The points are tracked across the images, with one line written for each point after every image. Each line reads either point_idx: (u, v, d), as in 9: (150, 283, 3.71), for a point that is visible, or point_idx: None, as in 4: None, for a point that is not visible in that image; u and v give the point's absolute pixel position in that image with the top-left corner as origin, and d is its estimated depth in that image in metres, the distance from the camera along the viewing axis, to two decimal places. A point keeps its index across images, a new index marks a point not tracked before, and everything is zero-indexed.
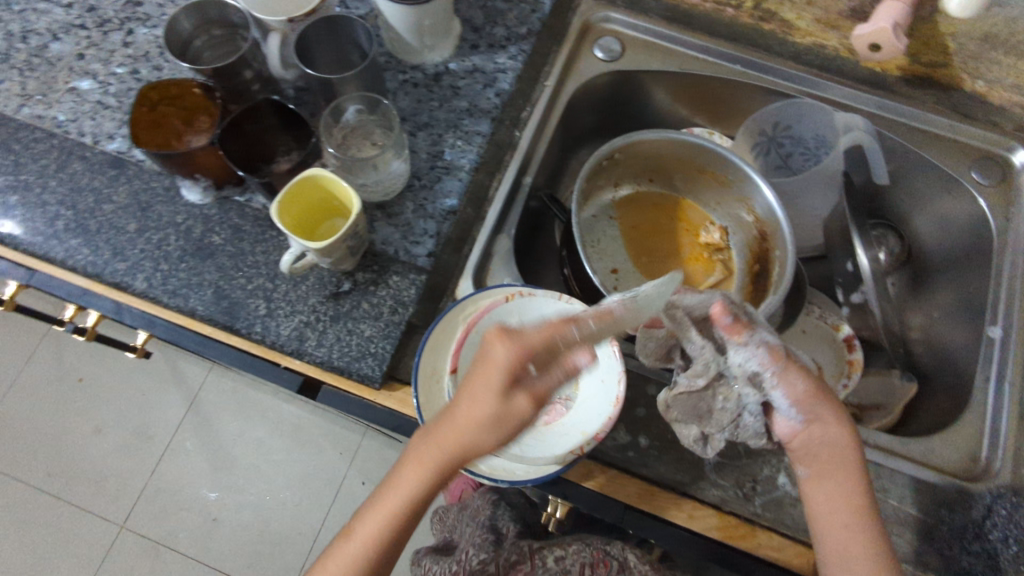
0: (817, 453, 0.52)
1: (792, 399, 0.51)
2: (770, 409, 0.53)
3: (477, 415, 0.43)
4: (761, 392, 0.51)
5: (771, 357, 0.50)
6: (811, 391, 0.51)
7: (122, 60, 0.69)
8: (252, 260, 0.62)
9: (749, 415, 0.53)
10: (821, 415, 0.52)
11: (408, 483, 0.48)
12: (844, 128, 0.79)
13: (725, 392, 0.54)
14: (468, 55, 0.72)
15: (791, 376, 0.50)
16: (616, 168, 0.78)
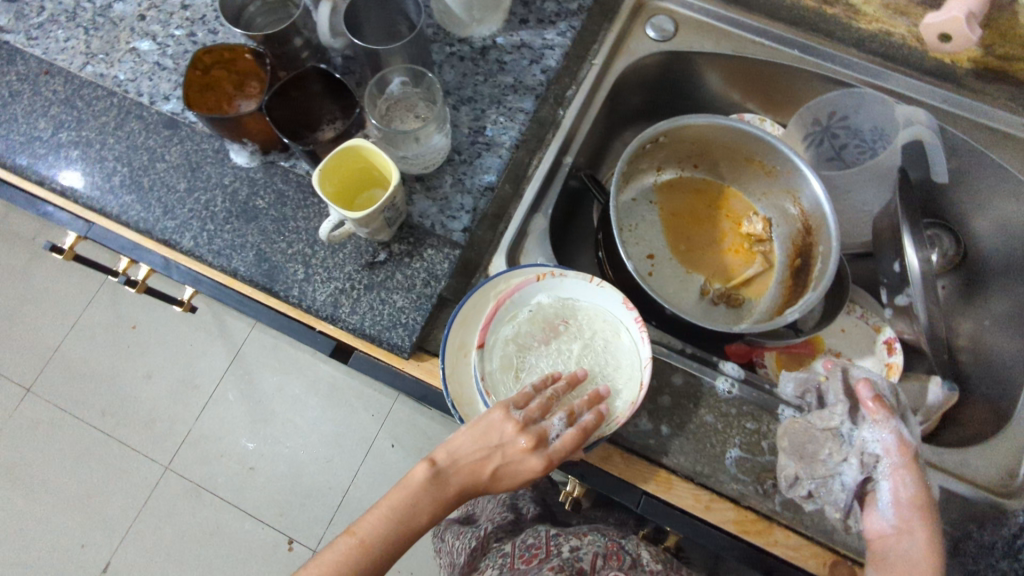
0: (894, 562, 0.53)
1: (894, 497, 0.54)
2: (867, 501, 0.56)
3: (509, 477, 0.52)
4: (867, 468, 0.56)
5: (900, 449, 0.55)
6: (919, 502, 0.54)
7: (180, 22, 0.71)
8: (294, 225, 0.63)
9: (840, 482, 0.56)
10: (914, 531, 0.53)
11: (412, 522, 0.50)
12: (905, 122, 0.76)
13: (833, 447, 0.57)
14: (516, 30, 0.71)
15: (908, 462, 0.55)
16: (660, 152, 0.77)
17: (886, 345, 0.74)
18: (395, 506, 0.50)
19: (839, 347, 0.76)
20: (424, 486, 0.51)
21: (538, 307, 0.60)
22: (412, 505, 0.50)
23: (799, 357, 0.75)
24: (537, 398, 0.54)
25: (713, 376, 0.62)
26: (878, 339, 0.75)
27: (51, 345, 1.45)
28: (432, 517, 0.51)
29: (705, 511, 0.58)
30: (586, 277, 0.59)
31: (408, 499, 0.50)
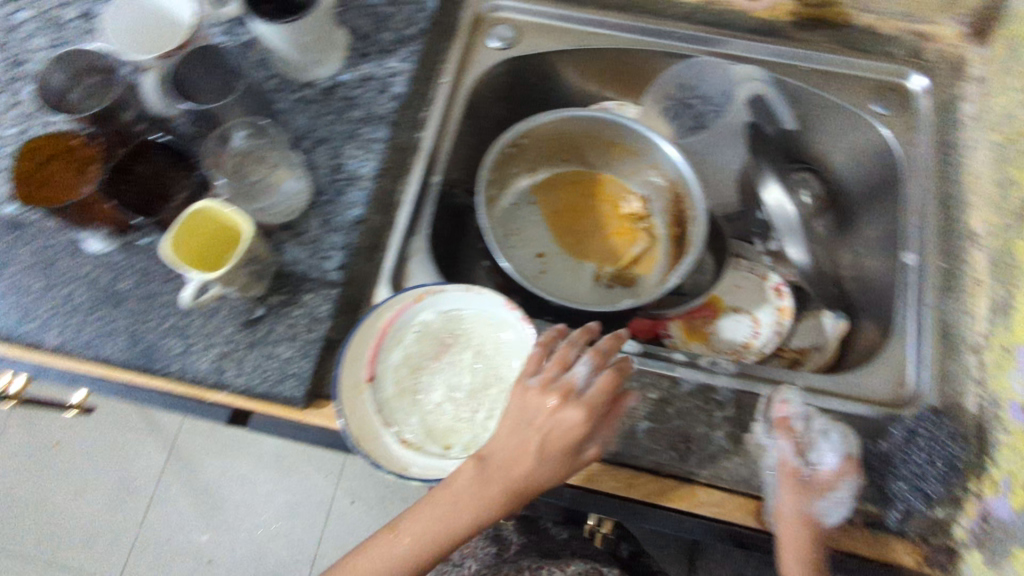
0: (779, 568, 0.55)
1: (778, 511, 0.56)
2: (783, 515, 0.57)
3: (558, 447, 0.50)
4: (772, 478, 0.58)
5: (786, 465, 0.56)
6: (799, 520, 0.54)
7: (10, 120, 0.69)
8: (164, 300, 0.62)
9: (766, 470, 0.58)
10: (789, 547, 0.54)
11: (423, 541, 0.51)
12: (742, 80, 0.79)
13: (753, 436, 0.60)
14: (358, 63, 0.72)
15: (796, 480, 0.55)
16: (527, 154, 0.78)
17: (777, 290, 0.79)
18: (411, 528, 0.52)
19: (740, 300, 0.79)
20: (428, 502, 0.52)
21: (424, 327, 0.60)
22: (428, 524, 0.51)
23: (705, 318, 0.78)
24: (548, 358, 0.54)
25: None
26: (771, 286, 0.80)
27: None
28: (478, 518, 0.50)
29: (629, 489, 0.60)
30: (463, 287, 0.60)
31: (450, 504, 0.50)
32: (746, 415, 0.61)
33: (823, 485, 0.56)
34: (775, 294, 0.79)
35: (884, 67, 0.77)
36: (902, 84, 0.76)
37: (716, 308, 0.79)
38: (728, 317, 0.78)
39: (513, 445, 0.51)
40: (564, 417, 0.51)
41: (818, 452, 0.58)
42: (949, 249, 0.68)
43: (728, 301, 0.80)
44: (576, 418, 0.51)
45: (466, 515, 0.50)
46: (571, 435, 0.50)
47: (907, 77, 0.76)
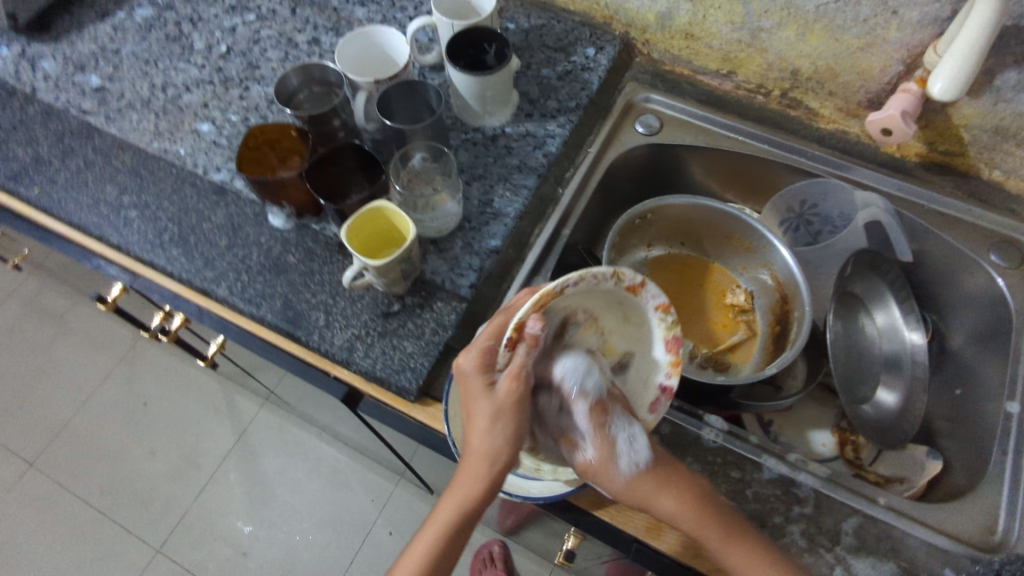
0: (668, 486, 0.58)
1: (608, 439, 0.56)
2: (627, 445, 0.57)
3: (478, 453, 0.54)
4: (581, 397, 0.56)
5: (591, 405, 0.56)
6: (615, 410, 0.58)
7: (237, 109, 0.83)
8: (319, 278, 0.71)
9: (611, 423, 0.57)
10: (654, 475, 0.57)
11: (451, 537, 0.56)
12: (863, 205, 0.84)
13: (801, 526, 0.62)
14: (522, 121, 0.83)
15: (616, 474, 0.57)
16: (650, 229, 0.86)
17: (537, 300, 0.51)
18: (440, 524, 0.56)
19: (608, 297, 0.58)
20: (447, 502, 0.56)
21: None
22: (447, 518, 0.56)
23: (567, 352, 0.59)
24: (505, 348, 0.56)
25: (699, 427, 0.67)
26: (529, 335, 0.53)
27: (64, 417, 1.53)
28: (473, 488, 0.54)
29: (693, 559, 0.60)
30: None
31: (467, 475, 0.55)
32: (823, 516, 0.62)
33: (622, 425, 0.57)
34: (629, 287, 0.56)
35: (1008, 221, 0.80)
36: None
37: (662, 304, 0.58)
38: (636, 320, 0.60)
39: (499, 389, 0.54)
40: (491, 408, 0.54)
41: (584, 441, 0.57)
42: None
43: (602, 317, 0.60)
44: (497, 403, 0.54)
45: (474, 509, 0.55)
46: (505, 400, 0.54)
47: None
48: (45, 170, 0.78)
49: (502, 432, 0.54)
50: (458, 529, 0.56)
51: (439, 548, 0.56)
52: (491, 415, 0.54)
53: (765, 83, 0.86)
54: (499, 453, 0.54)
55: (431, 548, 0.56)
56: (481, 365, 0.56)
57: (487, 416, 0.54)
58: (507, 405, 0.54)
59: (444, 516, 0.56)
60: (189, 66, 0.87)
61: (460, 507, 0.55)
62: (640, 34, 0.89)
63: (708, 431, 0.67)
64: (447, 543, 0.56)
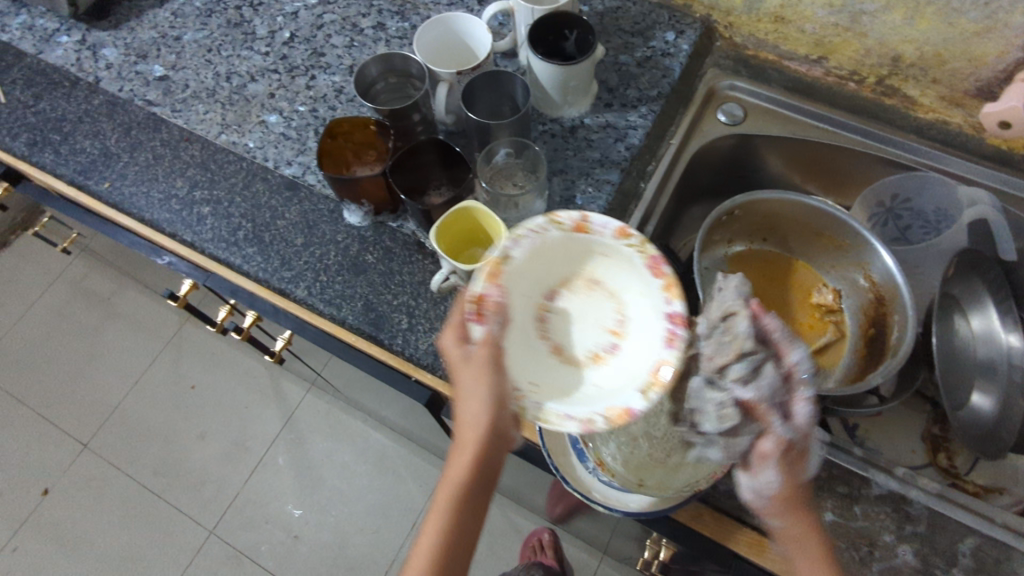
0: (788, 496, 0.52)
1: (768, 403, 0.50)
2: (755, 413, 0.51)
3: (468, 422, 0.50)
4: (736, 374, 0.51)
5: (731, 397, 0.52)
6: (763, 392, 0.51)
7: (304, 99, 0.80)
8: (400, 279, 0.69)
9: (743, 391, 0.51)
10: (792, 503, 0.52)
11: (457, 521, 0.51)
12: (968, 203, 0.78)
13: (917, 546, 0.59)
14: (602, 112, 0.79)
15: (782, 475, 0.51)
16: (732, 225, 0.81)
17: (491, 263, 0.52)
18: (444, 506, 0.51)
19: (576, 262, 0.58)
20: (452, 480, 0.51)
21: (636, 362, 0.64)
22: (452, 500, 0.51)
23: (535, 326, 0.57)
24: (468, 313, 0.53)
25: None
26: (483, 298, 0.52)
27: (114, 399, 1.54)
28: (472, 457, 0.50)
29: None
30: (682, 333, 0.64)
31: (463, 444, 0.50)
32: (937, 536, 0.59)
33: (800, 382, 0.50)
34: (572, 227, 0.56)
35: None
36: None
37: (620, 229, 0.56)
38: (614, 281, 0.58)
39: (476, 351, 0.51)
40: (467, 376, 0.50)
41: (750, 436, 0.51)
42: None
43: (583, 294, 0.58)
44: (477, 367, 0.50)
45: (472, 481, 0.51)
46: (484, 363, 0.50)
47: None
48: (113, 164, 0.76)
49: (478, 404, 0.50)
50: (462, 516, 0.51)
51: (446, 535, 0.50)
52: (472, 379, 0.50)
53: (860, 69, 0.81)
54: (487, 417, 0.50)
55: (438, 538, 0.50)
56: (456, 338, 0.52)
57: (469, 383, 0.50)
58: (480, 370, 0.50)
59: (447, 497, 0.51)
60: (252, 54, 0.84)
61: (460, 481, 0.51)
62: (724, 16, 0.84)
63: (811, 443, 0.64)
64: (454, 529, 0.51)
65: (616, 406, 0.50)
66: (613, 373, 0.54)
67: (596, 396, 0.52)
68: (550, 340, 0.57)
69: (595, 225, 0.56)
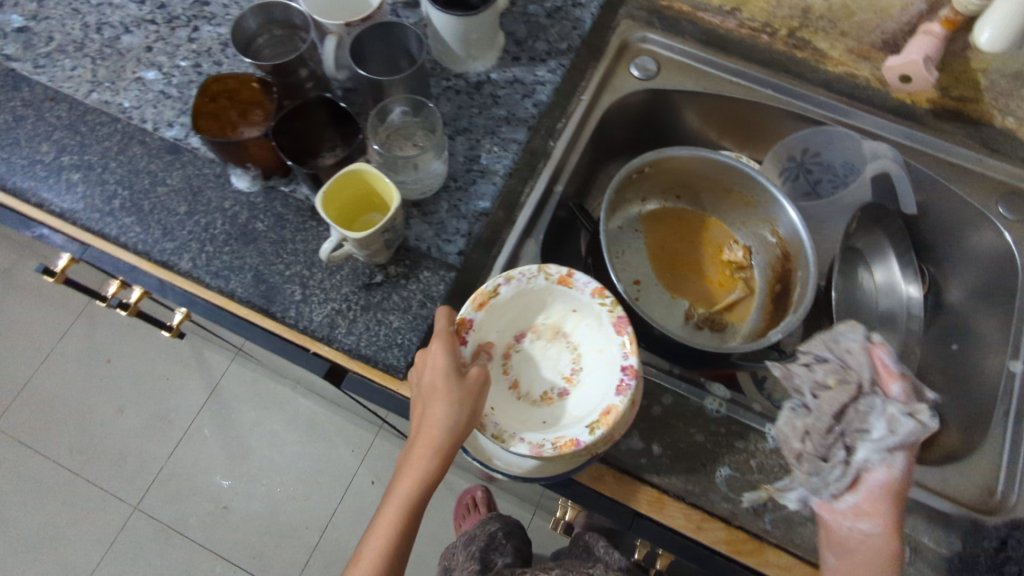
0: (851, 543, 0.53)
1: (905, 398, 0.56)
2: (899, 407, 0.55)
3: (440, 429, 0.51)
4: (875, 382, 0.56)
5: (885, 373, 0.57)
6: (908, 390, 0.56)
7: (186, 54, 0.73)
8: (292, 248, 0.65)
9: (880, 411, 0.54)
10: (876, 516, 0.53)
11: (403, 528, 0.52)
12: (871, 156, 0.80)
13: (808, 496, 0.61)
14: (509, 67, 0.76)
15: (885, 503, 0.53)
16: (644, 184, 0.80)
17: (477, 296, 0.57)
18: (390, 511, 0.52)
19: (542, 312, 0.62)
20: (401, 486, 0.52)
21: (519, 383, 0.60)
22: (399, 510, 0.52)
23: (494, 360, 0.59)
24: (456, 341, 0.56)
25: (702, 396, 0.65)
26: (467, 322, 0.57)
27: (24, 376, 1.46)
28: (436, 469, 0.52)
29: (696, 531, 0.59)
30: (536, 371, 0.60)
31: (426, 449, 0.51)
32: None
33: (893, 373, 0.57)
34: (556, 281, 0.59)
35: (1013, 169, 0.77)
36: None
37: (564, 280, 0.59)
38: (581, 335, 0.61)
39: (466, 373, 0.53)
40: (443, 393, 0.52)
41: (837, 467, 0.54)
42: None
43: (547, 341, 0.61)
44: (462, 389, 0.52)
45: (420, 492, 0.52)
46: (470, 387, 0.52)
47: None
48: None
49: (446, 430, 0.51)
50: (405, 521, 0.52)
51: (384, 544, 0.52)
52: (455, 400, 0.52)
53: (773, 21, 0.79)
54: (459, 431, 0.51)
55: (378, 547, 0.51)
56: (447, 356, 0.53)
57: (449, 397, 0.52)
58: (466, 391, 0.52)
59: (398, 504, 0.52)
60: (126, 2, 0.76)
61: (413, 488, 0.52)
62: None
63: (711, 399, 0.65)
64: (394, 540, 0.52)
65: (565, 434, 0.54)
66: (566, 413, 0.57)
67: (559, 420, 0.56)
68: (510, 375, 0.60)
69: (578, 283, 0.59)
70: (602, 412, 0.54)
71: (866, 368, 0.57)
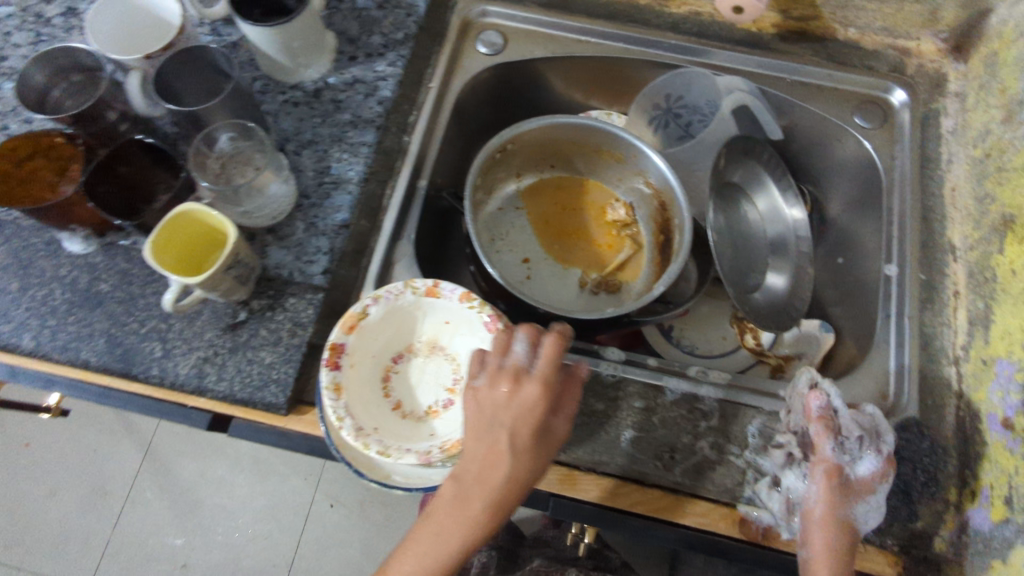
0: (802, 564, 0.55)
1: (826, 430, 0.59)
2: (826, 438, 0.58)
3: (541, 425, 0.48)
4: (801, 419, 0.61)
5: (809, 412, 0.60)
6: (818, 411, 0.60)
7: None
8: (144, 303, 0.61)
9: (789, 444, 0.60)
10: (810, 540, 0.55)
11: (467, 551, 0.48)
12: (726, 91, 0.79)
13: (712, 440, 0.61)
14: (346, 67, 0.72)
15: (818, 531, 0.55)
16: (514, 160, 0.78)
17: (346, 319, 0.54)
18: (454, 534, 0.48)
19: (415, 330, 0.59)
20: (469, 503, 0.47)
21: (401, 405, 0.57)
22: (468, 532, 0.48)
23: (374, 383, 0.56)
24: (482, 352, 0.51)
25: (596, 363, 0.65)
26: (337, 347, 0.53)
27: None
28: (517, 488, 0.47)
29: (611, 497, 0.59)
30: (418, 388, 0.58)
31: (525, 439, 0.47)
32: (729, 425, 0.62)
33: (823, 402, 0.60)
34: (423, 294, 0.57)
35: (865, 80, 0.78)
36: (884, 97, 0.78)
37: (432, 291, 0.57)
38: (456, 345, 0.59)
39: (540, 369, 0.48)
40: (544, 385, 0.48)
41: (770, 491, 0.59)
42: (928, 263, 0.69)
43: (423, 358, 0.59)
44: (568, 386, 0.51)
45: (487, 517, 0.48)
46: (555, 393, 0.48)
47: (890, 91, 0.78)
48: None
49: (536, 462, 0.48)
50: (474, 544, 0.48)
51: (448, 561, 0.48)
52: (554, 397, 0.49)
53: None
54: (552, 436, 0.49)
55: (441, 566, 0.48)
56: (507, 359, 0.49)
57: (536, 394, 0.47)
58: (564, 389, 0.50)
59: (472, 529, 0.47)
60: None
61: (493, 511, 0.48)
62: None
63: (605, 365, 0.65)
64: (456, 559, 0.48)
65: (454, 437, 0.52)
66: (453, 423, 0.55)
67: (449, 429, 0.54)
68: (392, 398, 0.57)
69: (445, 291, 0.57)
70: None
71: (798, 411, 0.61)
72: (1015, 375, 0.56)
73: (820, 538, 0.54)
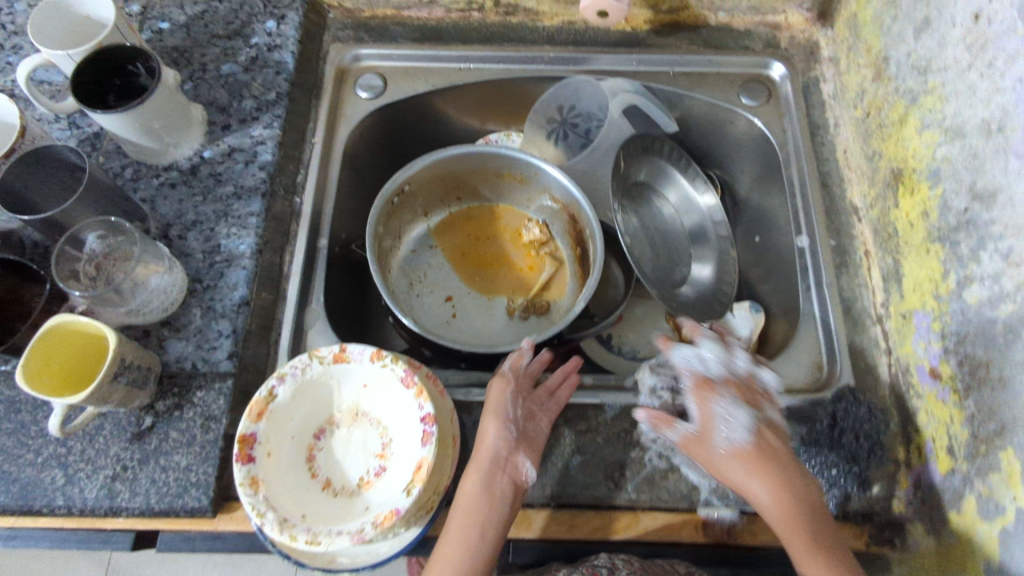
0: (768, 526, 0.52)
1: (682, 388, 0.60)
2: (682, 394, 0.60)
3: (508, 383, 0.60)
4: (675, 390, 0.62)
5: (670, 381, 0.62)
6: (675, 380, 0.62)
7: None
8: (37, 429, 0.56)
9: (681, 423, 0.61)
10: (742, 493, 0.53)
11: (484, 512, 0.52)
12: (611, 94, 0.78)
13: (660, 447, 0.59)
14: (221, 137, 0.69)
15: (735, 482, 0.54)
16: (416, 199, 0.76)
17: (251, 406, 0.51)
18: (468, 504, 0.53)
19: (333, 401, 0.56)
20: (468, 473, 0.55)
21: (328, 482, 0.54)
22: (476, 495, 0.53)
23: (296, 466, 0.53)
24: None
25: None
26: (246, 438, 0.50)
27: None
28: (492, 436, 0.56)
29: (569, 530, 0.57)
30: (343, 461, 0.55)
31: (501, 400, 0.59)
32: None
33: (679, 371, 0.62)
34: (331, 362, 0.54)
35: (746, 60, 0.79)
36: (765, 73, 0.79)
37: (339, 357, 0.54)
38: (378, 407, 0.56)
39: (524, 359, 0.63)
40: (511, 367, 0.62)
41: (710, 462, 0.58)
42: (835, 227, 0.69)
43: (348, 428, 0.56)
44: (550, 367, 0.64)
45: (483, 475, 0.54)
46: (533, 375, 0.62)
47: (768, 66, 0.79)
48: None
49: (498, 423, 0.57)
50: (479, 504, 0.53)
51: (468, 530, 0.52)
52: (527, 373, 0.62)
53: None
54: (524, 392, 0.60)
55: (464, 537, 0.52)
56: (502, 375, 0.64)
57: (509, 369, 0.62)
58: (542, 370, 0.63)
59: (469, 485, 0.54)
60: None
61: (480, 465, 0.54)
62: None
63: None
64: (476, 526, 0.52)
65: (385, 509, 0.48)
66: (386, 491, 0.52)
67: (382, 500, 0.51)
68: (321, 477, 0.53)
69: (353, 354, 0.54)
70: (417, 472, 0.49)
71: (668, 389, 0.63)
72: (931, 325, 0.57)
73: (760, 490, 0.51)
